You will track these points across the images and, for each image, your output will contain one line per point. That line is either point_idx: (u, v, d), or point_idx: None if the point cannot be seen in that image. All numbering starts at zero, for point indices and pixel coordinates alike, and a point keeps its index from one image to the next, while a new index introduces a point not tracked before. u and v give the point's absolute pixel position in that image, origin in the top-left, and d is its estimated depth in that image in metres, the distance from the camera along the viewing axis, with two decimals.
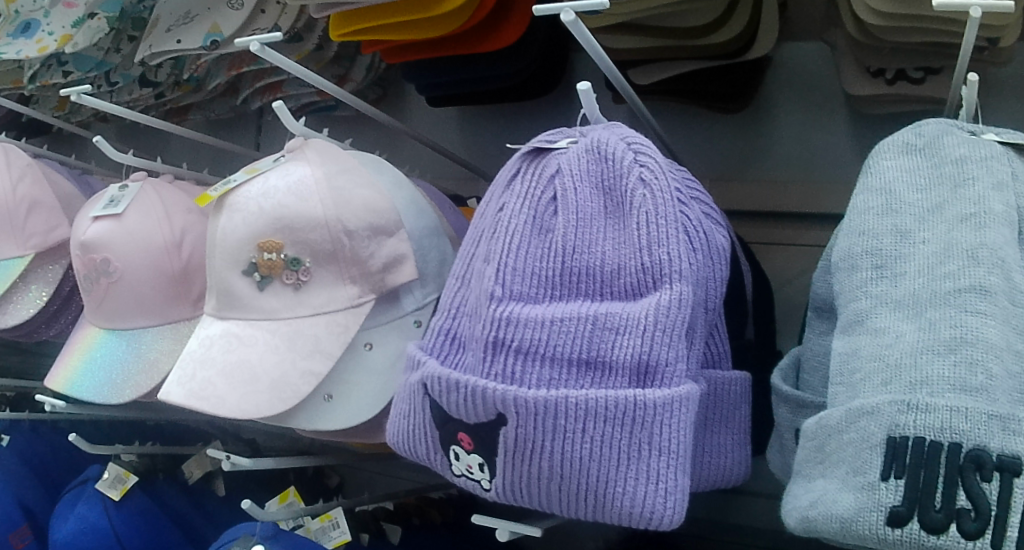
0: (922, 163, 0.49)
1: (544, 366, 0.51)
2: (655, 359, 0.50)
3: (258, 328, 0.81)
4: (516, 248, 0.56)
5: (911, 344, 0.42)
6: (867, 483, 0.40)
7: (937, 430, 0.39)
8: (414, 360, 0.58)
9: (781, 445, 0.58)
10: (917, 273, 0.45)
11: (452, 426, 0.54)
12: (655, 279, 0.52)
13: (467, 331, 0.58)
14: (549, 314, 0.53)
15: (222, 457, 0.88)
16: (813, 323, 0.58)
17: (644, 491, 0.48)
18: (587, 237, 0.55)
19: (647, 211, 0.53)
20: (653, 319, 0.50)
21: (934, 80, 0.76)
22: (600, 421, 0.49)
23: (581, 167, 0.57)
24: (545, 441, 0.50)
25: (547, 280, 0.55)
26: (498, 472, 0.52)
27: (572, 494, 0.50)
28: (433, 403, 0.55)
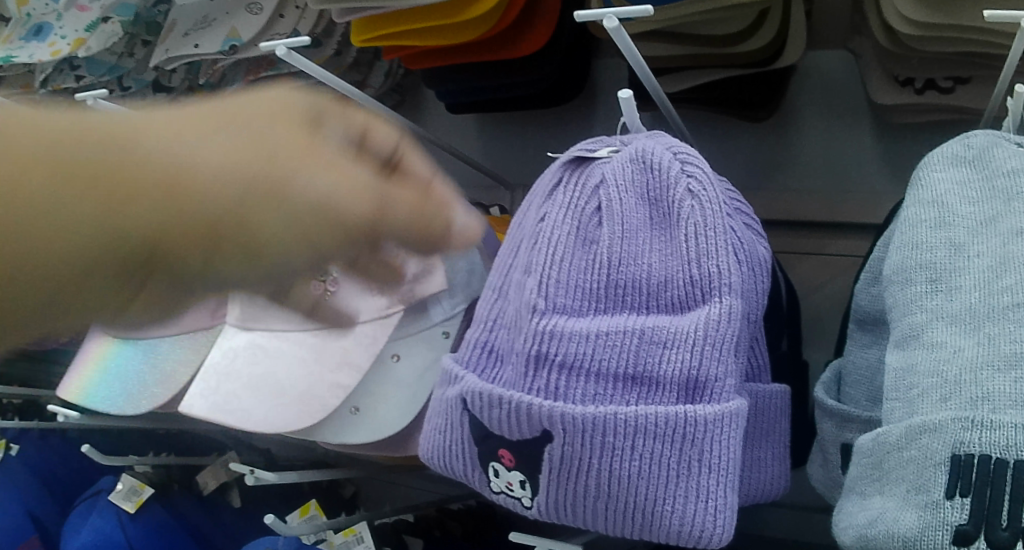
0: (973, 176, 0.49)
1: (590, 381, 0.51)
2: (704, 374, 0.49)
3: (284, 339, 0.82)
4: (558, 261, 0.56)
5: (970, 360, 0.41)
6: (932, 502, 0.39)
7: (1003, 447, 0.38)
8: (451, 376, 0.59)
9: (825, 459, 0.57)
10: (973, 288, 0.44)
11: (494, 442, 0.54)
12: (703, 292, 0.51)
13: (504, 344, 0.57)
14: (595, 327, 0.52)
15: (246, 471, 0.89)
16: (856, 335, 0.58)
17: (693, 510, 0.48)
18: (632, 249, 0.55)
19: (695, 223, 0.53)
20: (702, 333, 0.50)
21: (963, 90, 0.75)
22: (649, 437, 0.49)
23: (625, 177, 0.56)
24: (592, 458, 0.50)
25: (591, 293, 0.55)
26: (541, 490, 0.53)
27: (619, 512, 0.50)
28: (474, 418, 0.55)
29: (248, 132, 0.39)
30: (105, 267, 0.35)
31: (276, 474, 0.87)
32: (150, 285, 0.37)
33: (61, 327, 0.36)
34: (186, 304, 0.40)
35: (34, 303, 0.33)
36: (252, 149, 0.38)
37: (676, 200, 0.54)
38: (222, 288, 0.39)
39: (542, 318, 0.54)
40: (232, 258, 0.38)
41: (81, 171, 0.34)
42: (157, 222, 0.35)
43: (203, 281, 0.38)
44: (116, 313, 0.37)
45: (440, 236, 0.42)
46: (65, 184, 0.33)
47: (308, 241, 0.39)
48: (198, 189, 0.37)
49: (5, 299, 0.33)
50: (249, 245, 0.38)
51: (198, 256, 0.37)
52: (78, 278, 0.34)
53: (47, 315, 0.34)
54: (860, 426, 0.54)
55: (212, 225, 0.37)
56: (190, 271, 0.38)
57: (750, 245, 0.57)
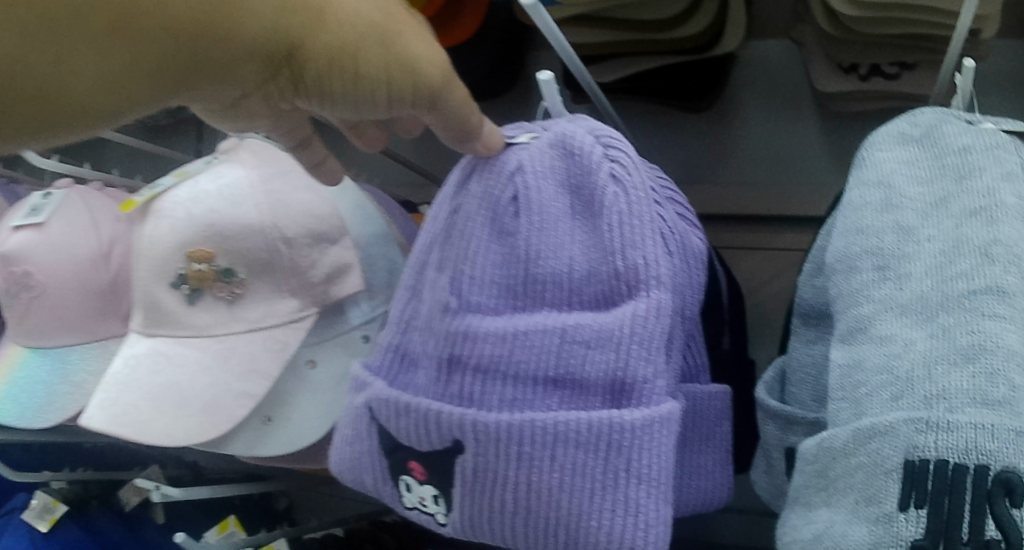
0: (921, 155, 0.45)
1: (508, 385, 0.47)
2: (631, 376, 0.44)
3: (188, 347, 0.74)
4: (474, 256, 0.51)
5: (922, 354, 0.37)
6: (884, 514, 0.35)
7: (961, 452, 0.34)
8: (360, 383, 0.53)
9: (769, 465, 0.53)
10: (924, 275, 0.40)
11: (404, 453, 0.49)
12: (630, 286, 0.47)
13: (416, 348, 0.52)
14: (511, 326, 0.47)
15: (150, 487, 0.81)
16: (800, 331, 0.54)
17: (622, 526, 0.43)
18: (552, 241, 0.49)
19: (619, 210, 0.48)
20: (629, 330, 0.45)
21: (909, 76, 0.72)
22: (571, 446, 0.44)
23: (544, 163, 0.51)
24: (507, 470, 0.45)
25: (510, 289, 0.50)
26: (455, 506, 0.47)
27: (540, 530, 0.45)
28: (384, 429, 0.50)
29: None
30: (221, 53, 0.38)
31: (182, 491, 0.80)
32: (235, 69, 0.39)
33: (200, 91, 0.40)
34: (259, 113, 0.46)
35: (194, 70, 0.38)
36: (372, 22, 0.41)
37: (599, 187, 0.49)
38: (286, 99, 0.44)
39: (456, 317, 0.50)
40: (321, 90, 0.43)
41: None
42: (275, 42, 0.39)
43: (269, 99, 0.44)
44: (213, 95, 0.41)
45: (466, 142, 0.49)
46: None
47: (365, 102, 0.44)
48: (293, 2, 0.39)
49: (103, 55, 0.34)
50: (352, 73, 0.42)
51: (280, 80, 0.42)
52: (192, 45, 0.37)
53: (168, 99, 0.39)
54: (805, 429, 0.50)
55: (339, 53, 0.41)
56: (279, 82, 0.42)
57: (684, 237, 0.52)
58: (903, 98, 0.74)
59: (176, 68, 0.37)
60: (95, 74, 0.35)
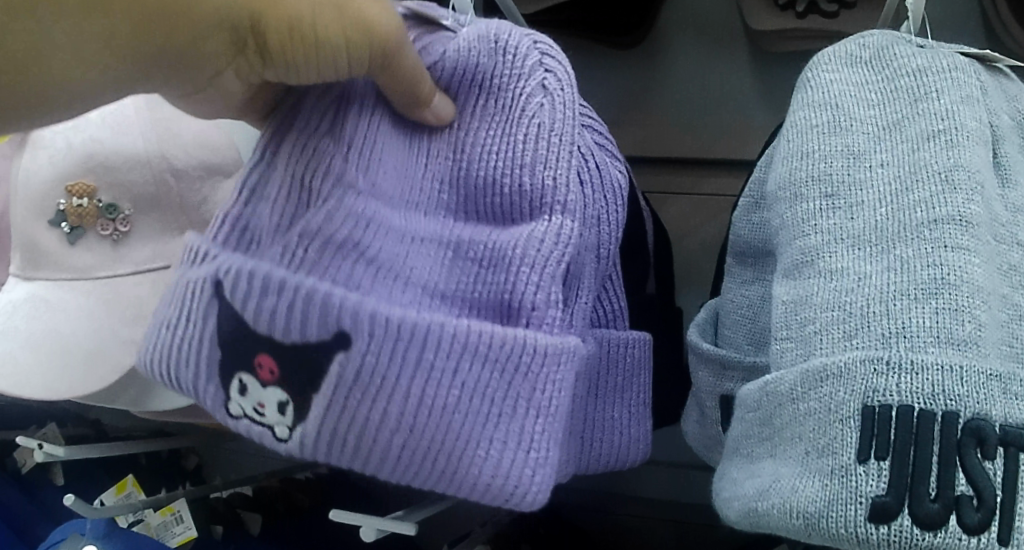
0: (871, 77, 0.42)
1: (399, 287, 0.39)
2: (517, 298, 0.39)
3: (70, 290, 0.65)
4: (376, 136, 0.42)
5: (878, 289, 0.33)
6: (840, 467, 0.31)
7: (926, 396, 0.30)
8: (195, 254, 0.40)
9: (702, 415, 0.50)
10: (877, 203, 0.36)
11: (254, 343, 0.37)
12: (534, 204, 0.41)
13: (283, 221, 0.40)
14: (407, 229, 0.42)
15: (33, 446, 0.73)
16: (734, 271, 0.50)
17: (512, 459, 0.36)
18: (456, 145, 0.44)
19: (540, 124, 0.42)
20: (523, 250, 0.40)
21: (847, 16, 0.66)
22: (477, 360, 0.36)
23: (467, 53, 0.44)
24: (399, 377, 0.36)
25: (407, 193, 0.43)
26: (310, 416, 0.36)
27: (416, 457, 0.36)
28: (228, 306, 0.37)
29: None
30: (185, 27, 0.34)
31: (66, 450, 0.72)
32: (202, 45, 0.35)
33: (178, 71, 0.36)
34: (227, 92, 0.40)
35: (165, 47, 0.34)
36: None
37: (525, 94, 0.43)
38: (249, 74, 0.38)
39: (349, 195, 0.41)
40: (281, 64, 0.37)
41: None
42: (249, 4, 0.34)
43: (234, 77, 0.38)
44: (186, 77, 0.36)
45: (411, 107, 0.42)
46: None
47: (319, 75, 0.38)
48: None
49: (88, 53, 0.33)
50: (305, 45, 0.36)
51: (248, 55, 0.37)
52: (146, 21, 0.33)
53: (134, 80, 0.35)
54: (742, 375, 0.46)
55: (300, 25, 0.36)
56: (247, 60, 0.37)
57: (601, 166, 0.48)
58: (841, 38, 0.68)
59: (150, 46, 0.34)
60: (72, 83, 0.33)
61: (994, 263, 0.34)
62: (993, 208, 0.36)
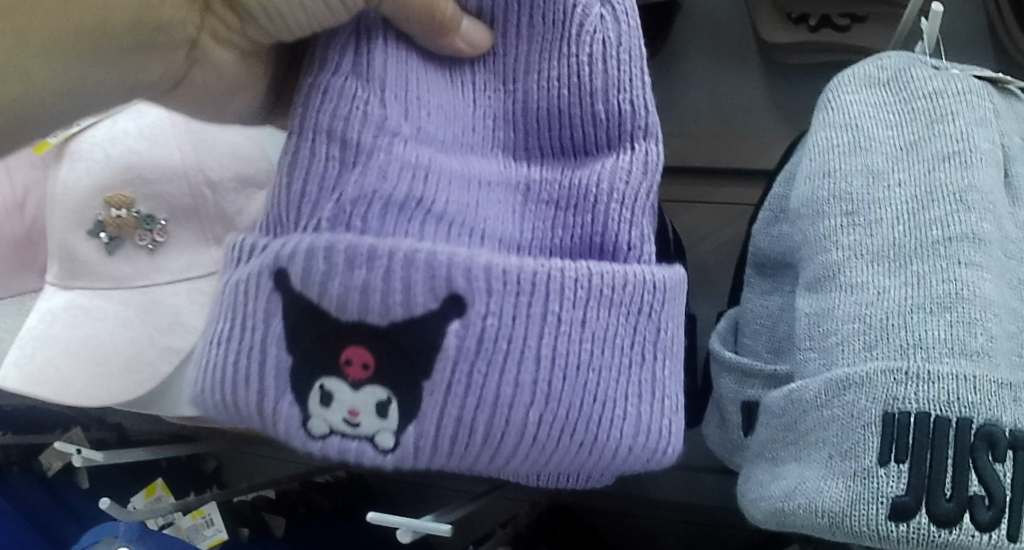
0: (889, 98, 0.44)
1: (485, 240, 0.36)
2: (613, 241, 0.37)
3: (107, 299, 0.67)
4: (426, 73, 0.39)
5: (897, 302, 0.36)
6: (862, 470, 0.33)
7: (942, 404, 0.33)
8: (244, 255, 0.36)
9: (724, 420, 0.51)
10: (896, 220, 0.38)
11: (336, 337, 0.33)
12: (617, 133, 0.39)
13: (324, 185, 0.35)
14: (477, 178, 0.38)
15: (73, 451, 0.76)
16: (753, 281, 0.52)
17: (644, 409, 0.35)
18: (505, 76, 0.41)
19: (603, 40, 0.39)
20: (612, 186, 0.37)
21: (859, 29, 0.68)
22: (596, 308, 0.34)
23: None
24: (525, 342, 0.33)
25: (462, 135, 0.40)
26: (426, 410, 0.33)
27: (548, 437, 0.33)
28: (296, 294, 0.34)
29: None
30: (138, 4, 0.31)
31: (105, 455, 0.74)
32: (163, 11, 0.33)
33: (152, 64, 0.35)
34: (222, 65, 0.38)
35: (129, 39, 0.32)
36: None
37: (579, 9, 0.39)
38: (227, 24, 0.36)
39: (396, 142, 0.36)
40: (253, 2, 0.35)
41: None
42: None
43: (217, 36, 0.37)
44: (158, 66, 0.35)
45: (436, 36, 0.38)
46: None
47: (320, 15, 0.35)
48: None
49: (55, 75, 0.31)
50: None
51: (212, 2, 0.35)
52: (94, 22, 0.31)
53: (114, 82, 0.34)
54: (762, 383, 0.47)
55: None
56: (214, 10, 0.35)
57: None
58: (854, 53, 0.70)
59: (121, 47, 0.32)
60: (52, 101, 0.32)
61: (1005, 279, 0.37)
62: (1004, 226, 0.38)
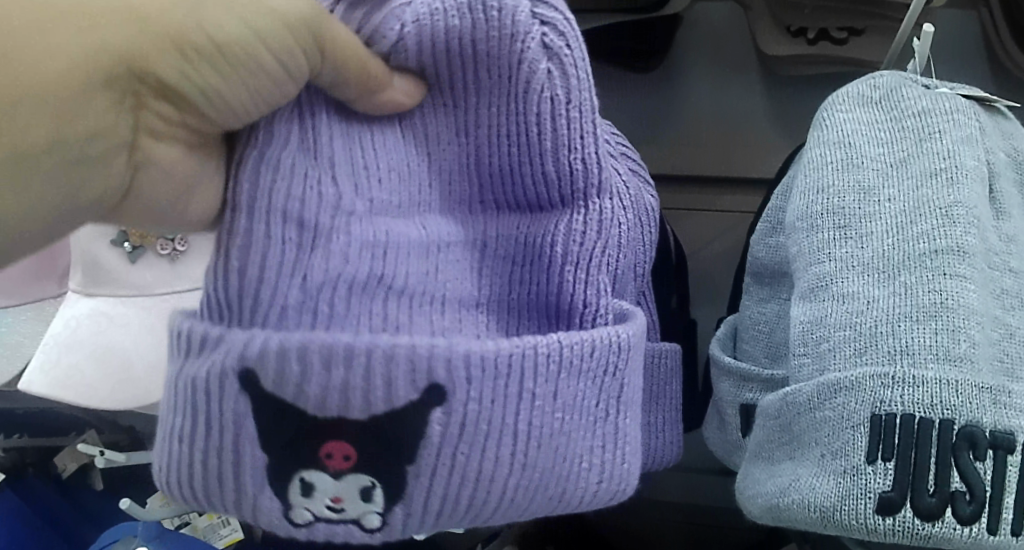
0: (881, 117, 0.46)
1: (444, 303, 0.37)
2: (570, 302, 0.38)
3: (130, 306, 0.70)
4: (371, 135, 0.39)
5: (885, 311, 0.38)
6: (852, 467, 0.35)
7: (926, 406, 0.35)
8: (195, 347, 0.33)
9: (723, 422, 0.53)
10: (885, 234, 0.41)
11: (315, 434, 0.31)
12: (570, 192, 0.40)
13: (290, 270, 0.34)
14: (434, 239, 0.39)
15: (96, 452, 0.78)
16: (751, 289, 0.54)
17: (613, 462, 0.36)
18: (458, 126, 0.41)
19: (552, 98, 0.39)
20: (569, 249, 0.39)
21: (856, 42, 0.71)
22: (570, 377, 0.34)
23: (439, 23, 0.38)
24: (505, 417, 0.32)
25: (415, 193, 0.40)
26: (411, 491, 0.32)
27: (528, 498, 0.34)
28: (269, 393, 0.31)
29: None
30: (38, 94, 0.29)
31: (127, 456, 0.77)
32: (87, 116, 0.31)
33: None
34: (169, 162, 0.37)
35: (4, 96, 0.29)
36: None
37: (527, 64, 0.39)
38: (166, 121, 0.35)
39: (352, 221, 0.36)
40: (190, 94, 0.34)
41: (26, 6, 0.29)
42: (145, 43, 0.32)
43: (155, 134, 0.36)
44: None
45: (372, 97, 0.38)
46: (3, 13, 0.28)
47: (272, 96, 0.35)
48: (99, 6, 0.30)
49: None
50: (191, 62, 0.33)
51: (142, 98, 0.33)
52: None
53: (23, 200, 0.30)
54: (760, 386, 0.50)
55: (174, 38, 0.32)
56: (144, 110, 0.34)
57: (635, 193, 0.53)
58: (851, 66, 0.73)
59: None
60: None
61: (988, 288, 0.39)
62: (988, 238, 0.40)
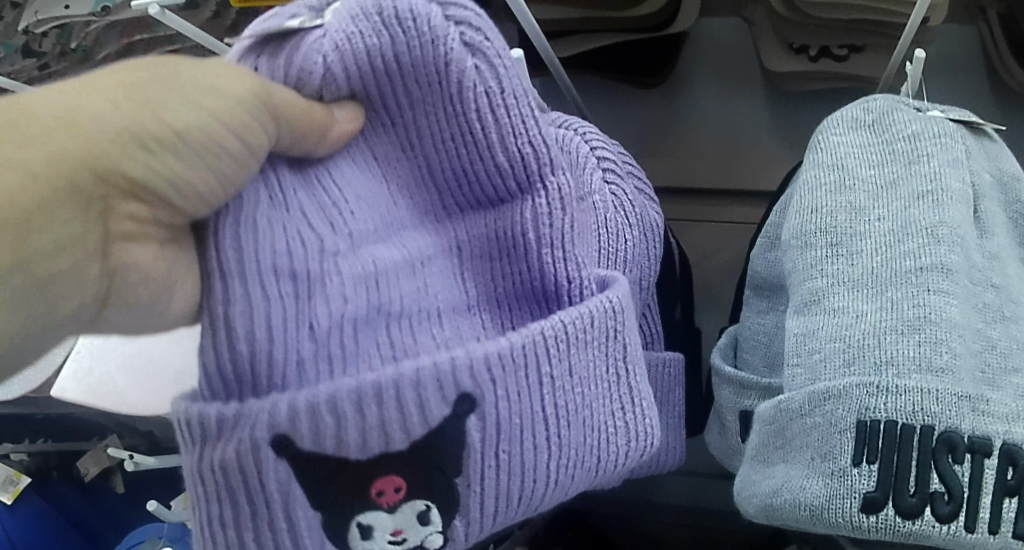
0: (873, 140, 0.49)
1: (440, 306, 0.42)
2: (554, 282, 0.43)
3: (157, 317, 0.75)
4: (328, 172, 0.42)
5: (871, 325, 0.41)
6: (839, 469, 0.38)
7: (908, 413, 0.38)
8: (210, 432, 0.35)
9: (724, 427, 0.56)
10: (874, 252, 0.44)
11: (362, 473, 0.35)
12: (527, 177, 0.43)
13: (296, 322, 0.36)
14: (415, 255, 0.43)
15: (125, 457, 0.81)
16: (752, 302, 0.57)
17: (633, 421, 0.42)
18: (403, 143, 0.44)
19: (485, 91, 0.42)
20: (542, 236, 0.43)
21: (858, 58, 0.71)
22: (565, 371, 0.38)
23: (359, 44, 0.41)
24: (535, 414, 0.37)
25: (386, 214, 0.43)
26: (464, 503, 0.37)
27: (569, 476, 0.39)
28: (307, 453, 0.34)
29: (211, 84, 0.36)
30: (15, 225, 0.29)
31: (158, 460, 0.79)
32: (60, 232, 0.31)
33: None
34: (143, 264, 0.37)
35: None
36: (137, 86, 0.34)
37: (455, 64, 0.41)
38: (138, 222, 0.36)
39: (338, 262, 0.39)
40: (159, 188, 0.35)
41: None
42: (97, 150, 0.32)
43: (126, 238, 0.36)
44: None
45: (324, 137, 0.41)
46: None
47: (235, 169, 0.37)
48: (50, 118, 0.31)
49: None
50: (155, 153, 0.34)
51: (110, 202, 0.34)
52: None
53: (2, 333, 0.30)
54: (759, 394, 0.52)
55: (131, 131, 0.33)
56: (113, 214, 0.34)
57: (641, 211, 0.56)
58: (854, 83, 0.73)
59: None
60: None
61: (970, 303, 0.42)
62: (971, 256, 0.43)
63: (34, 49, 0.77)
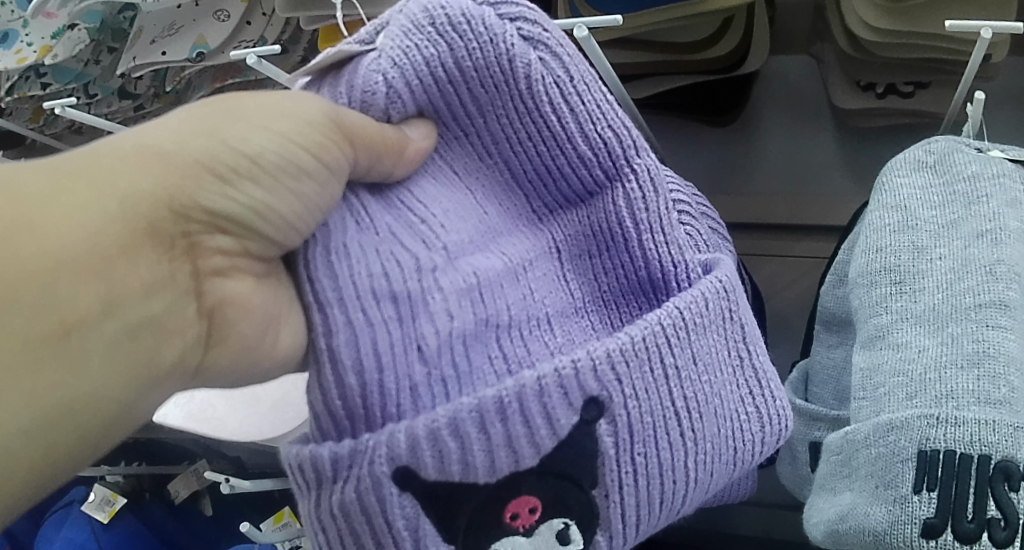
0: (933, 181, 0.51)
1: (547, 309, 0.47)
2: (660, 271, 0.47)
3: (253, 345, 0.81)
4: (410, 192, 0.47)
5: (935, 359, 0.43)
6: (900, 497, 0.41)
7: (966, 443, 0.40)
8: (326, 475, 0.42)
9: (793, 457, 0.58)
10: (936, 289, 0.46)
11: (500, 496, 0.41)
12: (613, 164, 0.48)
13: (405, 346, 0.42)
14: (518, 262, 0.47)
15: (220, 480, 0.78)
16: (820, 336, 0.59)
17: (763, 405, 0.46)
18: (479, 152, 0.49)
19: (555, 81, 0.47)
20: (638, 219, 0.47)
21: (923, 95, 0.71)
22: (676, 356, 0.43)
23: (416, 56, 0.46)
24: (673, 424, 0.42)
25: (478, 223, 0.48)
26: (605, 519, 0.42)
27: (709, 472, 0.44)
28: (432, 482, 0.40)
29: (277, 117, 0.42)
30: (98, 265, 0.37)
31: (254, 481, 0.77)
32: (143, 272, 0.39)
33: (77, 294, 0.37)
34: (242, 295, 0.44)
35: (92, 273, 0.37)
36: (205, 120, 0.41)
37: (519, 59, 0.46)
38: (227, 255, 0.43)
39: (439, 278, 0.44)
40: (246, 220, 0.42)
41: (72, 185, 0.37)
42: (165, 186, 0.39)
43: (219, 273, 0.43)
44: (76, 304, 0.37)
45: (402, 157, 0.45)
46: (41, 204, 0.36)
47: (320, 198, 0.43)
48: (128, 161, 0.39)
49: (46, 381, 0.36)
50: (230, 184, 0.41)
51: (196, 238, 0.42)
52: (60, 323, 0.36)
53: (106, 369, 0.39)
54: (828, 425, 0.54)
55: (205, 165, 0.40)
56: (201, 250, 0.42)
57: (719, 247, 0.59)
58: (914, 119, 0.73)
59: (69, 314, 0.37)
60: (41, 398, 0.36)
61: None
62: None
63: (130, 91, 0.87)
